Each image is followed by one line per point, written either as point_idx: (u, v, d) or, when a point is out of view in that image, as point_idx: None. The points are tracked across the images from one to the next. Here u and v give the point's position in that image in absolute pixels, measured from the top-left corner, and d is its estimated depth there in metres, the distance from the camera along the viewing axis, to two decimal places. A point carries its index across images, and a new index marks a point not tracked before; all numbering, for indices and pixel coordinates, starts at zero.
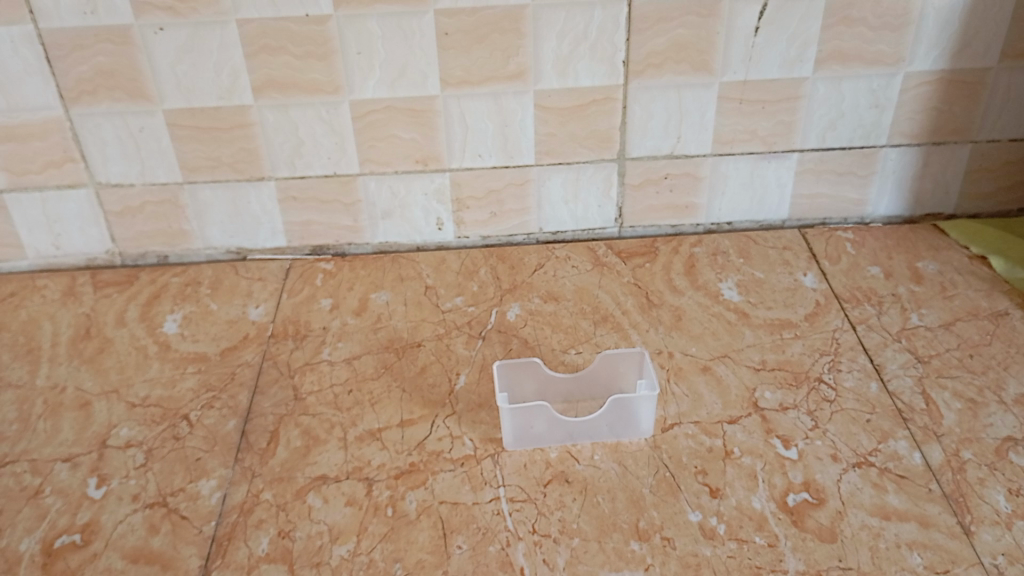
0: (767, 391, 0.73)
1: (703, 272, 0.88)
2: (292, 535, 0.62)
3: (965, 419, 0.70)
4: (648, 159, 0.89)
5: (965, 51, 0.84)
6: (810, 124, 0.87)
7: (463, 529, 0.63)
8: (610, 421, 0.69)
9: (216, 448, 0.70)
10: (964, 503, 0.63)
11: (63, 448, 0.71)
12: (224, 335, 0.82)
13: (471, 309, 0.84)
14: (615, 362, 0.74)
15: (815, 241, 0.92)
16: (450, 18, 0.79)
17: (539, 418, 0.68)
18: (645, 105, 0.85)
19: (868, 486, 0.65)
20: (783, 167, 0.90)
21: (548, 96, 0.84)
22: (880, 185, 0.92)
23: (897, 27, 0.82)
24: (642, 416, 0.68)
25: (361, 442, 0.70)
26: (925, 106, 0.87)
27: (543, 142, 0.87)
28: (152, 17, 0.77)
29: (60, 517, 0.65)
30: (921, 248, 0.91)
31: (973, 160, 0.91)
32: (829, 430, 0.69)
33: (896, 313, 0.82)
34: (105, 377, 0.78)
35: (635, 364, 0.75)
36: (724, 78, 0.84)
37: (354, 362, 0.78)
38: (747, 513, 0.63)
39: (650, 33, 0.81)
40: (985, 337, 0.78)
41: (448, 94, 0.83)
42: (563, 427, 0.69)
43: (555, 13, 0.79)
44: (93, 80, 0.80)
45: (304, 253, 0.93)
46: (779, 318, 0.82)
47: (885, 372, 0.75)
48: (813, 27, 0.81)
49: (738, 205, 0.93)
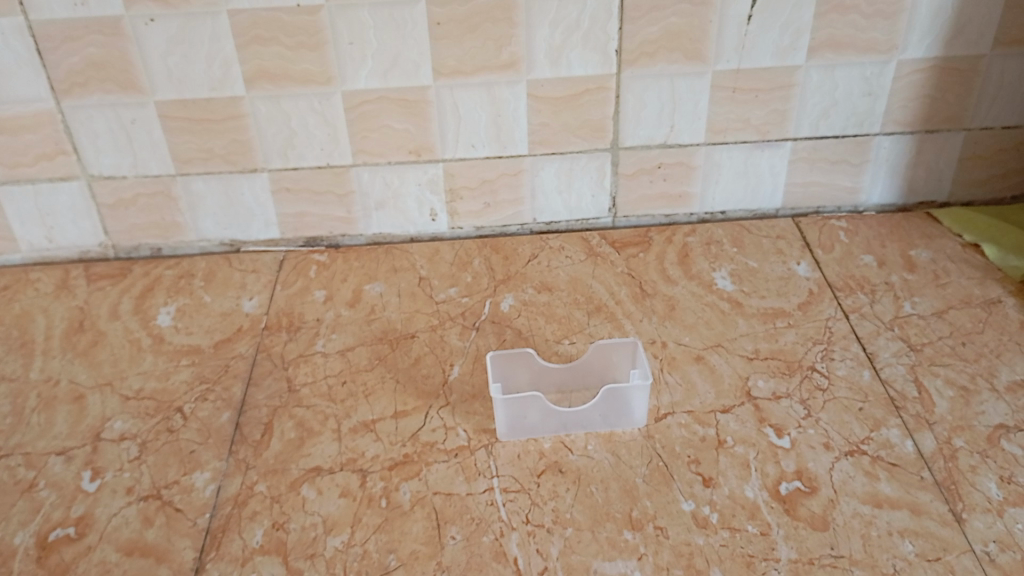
0: (760, 381, 0.74)
1: (697, 262, 0.88)
2: (286, 527, 0.63)
3: (958, 406, 0.70)
4: (641, 148, 0.89)
5: (959, 38, 0.83)
6: (804, 112, 0.87)
7: (457, 519, 0.63)
8: (604, 414, 0.69)
9: (210, 440, 0.70)
10: (955, 490, 0.63)
11: (57, 441, 0.71)
12: (219, 327, 0.82)
13: (464, 299, 0.84)
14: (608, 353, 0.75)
15: (809, 230, 0.92)
16: (442, 8, 0.78)
17: (532, 407, 0.68)
18: (638, 94, 0.85)
19: (860, 474, 0.65)
20: (777, 156, 0.90)
21: (540, 85, 0.84)
22: (874, 174, 0.92)
23: (890, 15, 0.81)
24: (634, 408, 0.69)
25: (355, 433, 0.70)
26: (919, 94, 0.87)
27: (536, 132, 0.87)
28: (143, 8, 0.77)
29: (55, 510, 0.65)
30: (914, 236, 0.91)
31: (967, 148, 0.91)
32: (822, 419, 0.70)
33: (889, 301, 0.82)
34: (99, 370, 0.78)
35: (626, 355, 0.75)
36: (717, 67, 0.84)
37: (347, 354, 0.78)
38: (740, 502, 0.63)
39: (642, 22, 0.81)
40: (978, 325, 0.79)
41: (441, 84, 0.83)
42: (555, 418, 0.69)
43: (547, 2, 0.79)
44: (84, 73, 0.80)
45: (298, 244, 0.93)
46: (773, 307, 0.82)
47: (878, 360, 0.75)
48: (806, 15, 0.81)
49: (732, 194, 0.93)
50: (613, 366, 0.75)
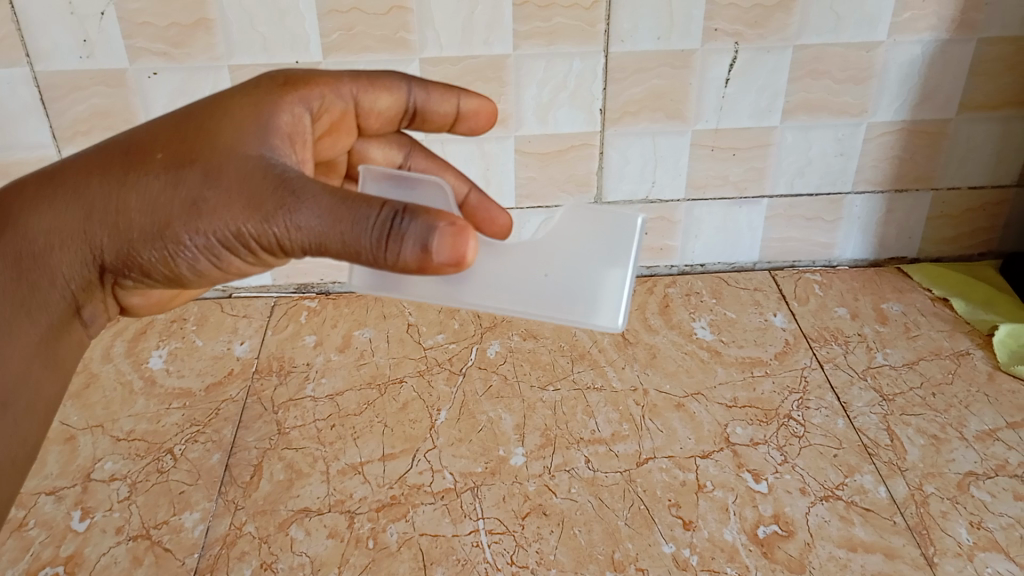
0: (738, 427, 0.76)
1: (677, 312, 0.91)
2: (274, 567, 0.64)
3: (929, 454, 0.73)
4: (624, 203, 0.93)
5: (926, 102, 0.88)
6: (780, 171, 0.91)
7: (442, 560, 0.64)
8: (607, 254, 0.56)
9: (200, 481, 0.71)
10: (927, 535, 0.65)
11: (47, 481, 0.72)
12: (210, 371, 0.84)
13: (452, 346, 0.86)
14: (582, 212, 0.56)
15: (785, 283, 0.96)
16: (435, 66, 0.82)
17: (415, 287, 0.57)
18: (621, 151, 0.89)
19: (835, 519, 0.67)
20: (754, 212, 0.94)
21: (528, 141, 0.87)
22: (847, 230, 0.96)
23: (860, 80, 0.86)
24: (608, 303, 0.56)
25: (343, 475, 0.71)
26: (888, 155, 0.91)
27: (523, 185, 0.90)
28: (147, 62, 0.80)
29: (44, 549, 0.66)
30: (886, 290, 0.94)
31: (935, 207, 0.95)
32: (798, 464, 0.72)
33: (862, 352, 0.85)
34: (90, 412, 0.79)
35: (626, 232, 0.55)
36: (697, 126, 0.88)
37: (337, 399, 0.80)
38: (719, 544, 0.65)
39: (626, 83, 0.84)
40: (947, 375, 0.81)
41: (432, 138, 0.86)
42: (447, 291, 0.58)
43: (536, 63, 0.83)
44: (87, 122, 0.83)
45: (289, 290, 0.95)
46: (750, 357, 0.84)
47: (852, 409, 0.78)
48: (780, 79, 0.85)
49: (711, 247, 0.97)
50: (604, 289, 0.56)
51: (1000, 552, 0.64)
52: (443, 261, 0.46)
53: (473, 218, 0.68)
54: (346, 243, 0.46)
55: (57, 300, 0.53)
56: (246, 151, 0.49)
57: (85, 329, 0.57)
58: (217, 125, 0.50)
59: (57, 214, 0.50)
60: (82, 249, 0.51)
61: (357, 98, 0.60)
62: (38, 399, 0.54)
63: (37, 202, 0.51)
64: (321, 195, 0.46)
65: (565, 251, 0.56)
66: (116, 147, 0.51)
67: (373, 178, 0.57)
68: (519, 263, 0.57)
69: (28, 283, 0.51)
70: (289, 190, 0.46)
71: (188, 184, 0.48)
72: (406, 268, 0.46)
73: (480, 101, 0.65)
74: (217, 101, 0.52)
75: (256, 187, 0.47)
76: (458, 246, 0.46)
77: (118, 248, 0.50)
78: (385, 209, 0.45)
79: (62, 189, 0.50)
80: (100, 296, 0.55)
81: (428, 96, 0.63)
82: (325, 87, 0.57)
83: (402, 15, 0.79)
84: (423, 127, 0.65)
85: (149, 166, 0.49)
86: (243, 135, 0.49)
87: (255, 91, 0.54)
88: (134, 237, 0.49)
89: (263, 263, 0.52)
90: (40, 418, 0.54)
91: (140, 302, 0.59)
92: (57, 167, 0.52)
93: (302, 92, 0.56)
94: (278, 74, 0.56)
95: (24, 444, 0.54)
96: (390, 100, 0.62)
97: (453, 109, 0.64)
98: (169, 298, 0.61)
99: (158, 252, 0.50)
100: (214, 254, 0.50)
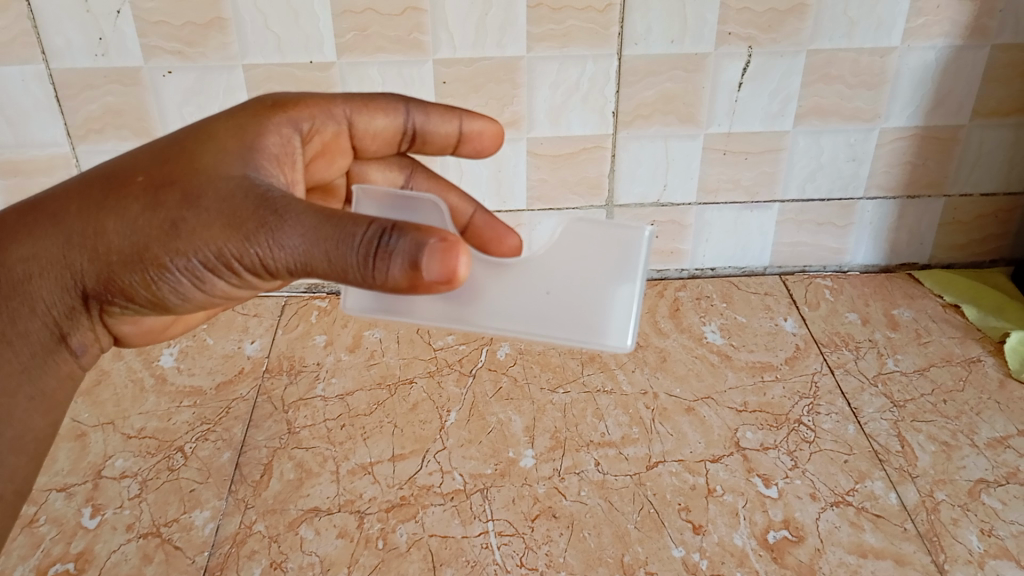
0: (748, 432, 0.76)
1: (687, 316, 0.91)
2: (284, 566, 0.64)
3: (940, 460, 0.72)
4: (635, 206, 0.93)
5: (939, 108, 0.88)
6: (792, 175, 0.91)
7: (451, 562, 0.64)
8: (614, 271, 0.56)
9: (211, 479, 0.71)
10: (937, 542, 0.65)
11: (59, 477, 0.72)
12: (220, 369, 0.84)
13: (462, 347, 0.87)
14: (588, 228, 0.55)
15: (795, 288, 0.96)
16: (448, 67, 0.82)
17: (422, 308, 0.58)
18: (633, 153, 0.89)
19: (846, 524, 0.67)
20: (765, 216, 0.94)
21: (539, 143, 0.88)
22: (858, 236, 0.96)
23: (874, 86, 0.86)
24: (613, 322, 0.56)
25: (353, 475, 0.71)
26: (901, 160, 0.91)
27: (534, 187, 0.91)
28: (162, 60, 0.80)
29: (55, 546, 0.66)
30: (896, 295, 0.94)
31: (947, 213, 0.95)
32: (809, 469, 0.72)
33: (873, 358, 0.85)
34: (101, 409, 0.79)
35: (631, 247, 0.55)
36: (709, 129, 0.88)
37: (347, 398, 0.80)
38: (729, 549, 0.65)
39: (639, 86, 0.84)
40: (958, 382, 0.81)
41: None
42: (451, 312, 0.58)
43: (548, 66, 0.83)
44: (101, 119, 0.83)
45: (299, 290, 0.95)
46: (760, 361, 0.84)
47: (862, 415, 0.77)
48: (793, 83, 0.85)
49: (722, 251, 0.97)
50: (611, 307, 0.56)
51: (1011, 560, 0.64)
52: (434, 278, 0.46)
53: (479, 239, 0.69)
54: (332, 262, 0.45)
55: (40, 330, 0.54)
56: (230, 174, 0.49)
57: (73, 361, 0.57)
58: (200, 150, 0.51)
59: (37, 242, 0.51)
60: (63, 276, 0.51)
61: (352, 120, 0.62)
62: (25, 432, 0.54)
63: (20, 230, 0.51)
64: (307, 215, 0.46)
65: (569, 268, 0.56)
66: (101, 173, 0.52)
67: (370, 197, 0.58)
68: (525, 282, 0.57)
69: (10, 311, 0.52)
70: (273, 210, 0.47)
71: (169, 206, 0.48)
72: (397, 287, 0.46)
73: (484, 122, 0.66)
74: (203, 128, 0.53)
75: (239, 208, 0.47)
76: (448, 262, 0.45)
77: (99, 274, 0.51)
78: (373, 227, 0.45)
79: (44, 217, 0.51)
80: (86, 326, 0.55)
81: (427, 117, 0.63)
82: (316, 109, 0.59)
83: (416, 16, 0.79)
84: (424, 149, 0.66)
85: (131, 191, 0.49)
86: (225, 158, 0.50)
87: (242, 117, 0.55)
88: (115, 261, 0.50)
89: (250, 286, 0.52)
90: (29, 453, 0.55)
91: (131, 333, 0.59)
92: (42, 197, 0.52)
93: (290, 115, 0.57)
94: (268, 100, 0.57)
95: (12, 479, 0.54)
96: (386, 121, 0.63)
97: (455, 131, 0.65)
98: (161, 327, 0.61)
99: (140, 276, 0.50)
100: (198, 277, 0.50)
